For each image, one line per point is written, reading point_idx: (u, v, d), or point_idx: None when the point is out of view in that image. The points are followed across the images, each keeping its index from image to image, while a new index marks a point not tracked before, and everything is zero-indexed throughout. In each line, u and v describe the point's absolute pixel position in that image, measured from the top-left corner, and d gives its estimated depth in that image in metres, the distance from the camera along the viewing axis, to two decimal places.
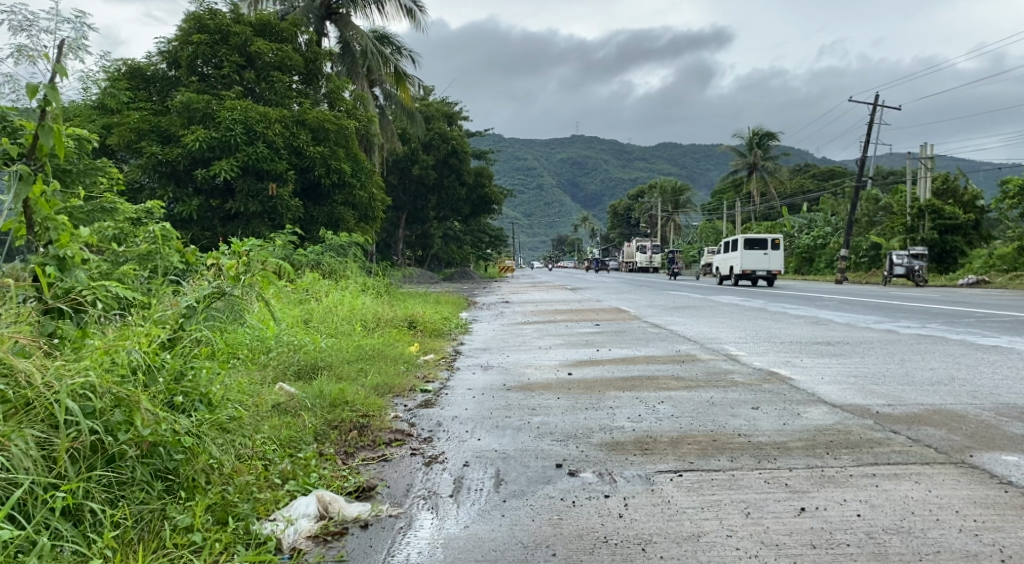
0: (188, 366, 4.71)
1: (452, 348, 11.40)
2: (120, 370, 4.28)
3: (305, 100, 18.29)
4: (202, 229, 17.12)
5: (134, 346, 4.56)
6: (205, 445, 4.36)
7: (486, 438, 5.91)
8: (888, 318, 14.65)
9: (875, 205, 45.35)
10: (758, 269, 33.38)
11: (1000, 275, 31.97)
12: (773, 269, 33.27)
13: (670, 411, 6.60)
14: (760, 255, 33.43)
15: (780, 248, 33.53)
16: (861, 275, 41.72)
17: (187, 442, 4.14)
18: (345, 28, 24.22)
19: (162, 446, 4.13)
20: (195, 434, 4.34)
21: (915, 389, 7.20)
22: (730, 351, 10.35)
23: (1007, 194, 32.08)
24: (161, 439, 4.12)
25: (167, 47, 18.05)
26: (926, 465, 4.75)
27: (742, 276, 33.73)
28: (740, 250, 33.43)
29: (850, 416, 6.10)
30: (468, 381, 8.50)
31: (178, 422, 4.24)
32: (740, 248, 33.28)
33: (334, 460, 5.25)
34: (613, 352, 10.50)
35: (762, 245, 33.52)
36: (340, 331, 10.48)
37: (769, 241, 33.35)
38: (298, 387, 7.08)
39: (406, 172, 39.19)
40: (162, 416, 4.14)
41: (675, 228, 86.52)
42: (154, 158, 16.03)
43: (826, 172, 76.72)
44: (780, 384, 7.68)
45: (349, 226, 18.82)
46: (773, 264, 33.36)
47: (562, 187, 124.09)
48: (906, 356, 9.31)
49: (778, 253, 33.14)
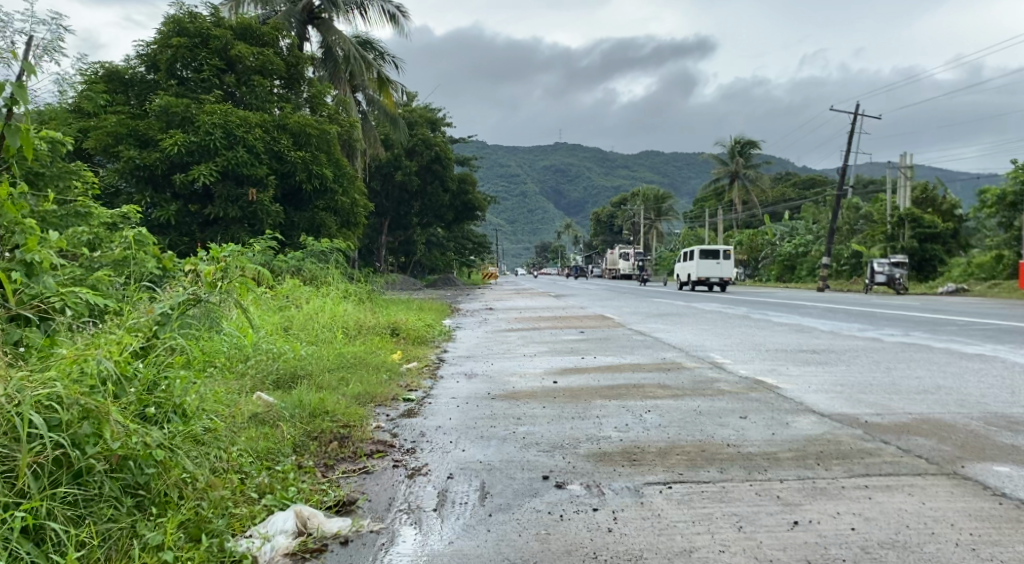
0: (160, 376, 4.55)
1: (435, 356, 11.23)
2: (88, 381, 4.11)
3: (287, 105, 18.13)
4: (180, 234, 16.89)
5: (104, 354, 4.39)
6: (178, 458, 4.21)
7: (471, 449, 5.78)
8: (871, 326, 14.64)
9: (855, 214, 45.56)
10: (712, 276, 36.73)
11: (978, 283, 32.16)
12: (724, 277, 36.68)
13: (657, 420, 6.50)
14: (713, 264, 36.84)
15: (731, 258, 36.96)
16: (842, 282, 41.90)
17: (159, 455, 3.99)
18: (327, 33, 24.08)
19: (132, 461, 3.97)
20: (168, 447, 4.19)
21: (902, 398, 7.13)
22: (715, 359, 10.29)
23: (985, 203, 32.33)
24: (131, 452, 3.96)
25: (146, 50, 17.85)
26: (918, 476, 4.67)
27: (697, 282, 37.16)
28: (696, 259, 36.78)
29: (839, 425, 6.02)
30: (452, 390, 8.37)
31: (149, 435, 4.09)
32: (696, 257, 36.49)
33: (313, 472, 5.12)
34: (599, 360, 10.40)
35: (715, 255, 36.94)
36: (320, 338, 10.32)
37: (722, 252, 36.81)
38: (276, 396, 6.93)
39: (389, 178, 39.02)
40: (133, 428, 3.98)
41: (657, 235, 86.72)
42: (131, 162, 15.85)
43: (806, 181, 77.19)
44: (767, 393, 7.60)
45: (330, 232, 18.68)
46: (724, 272, 36.81)
47: (545, 194, 124.22)
48: (892, 365, 9.27)
49: (728, 262, 36.61)
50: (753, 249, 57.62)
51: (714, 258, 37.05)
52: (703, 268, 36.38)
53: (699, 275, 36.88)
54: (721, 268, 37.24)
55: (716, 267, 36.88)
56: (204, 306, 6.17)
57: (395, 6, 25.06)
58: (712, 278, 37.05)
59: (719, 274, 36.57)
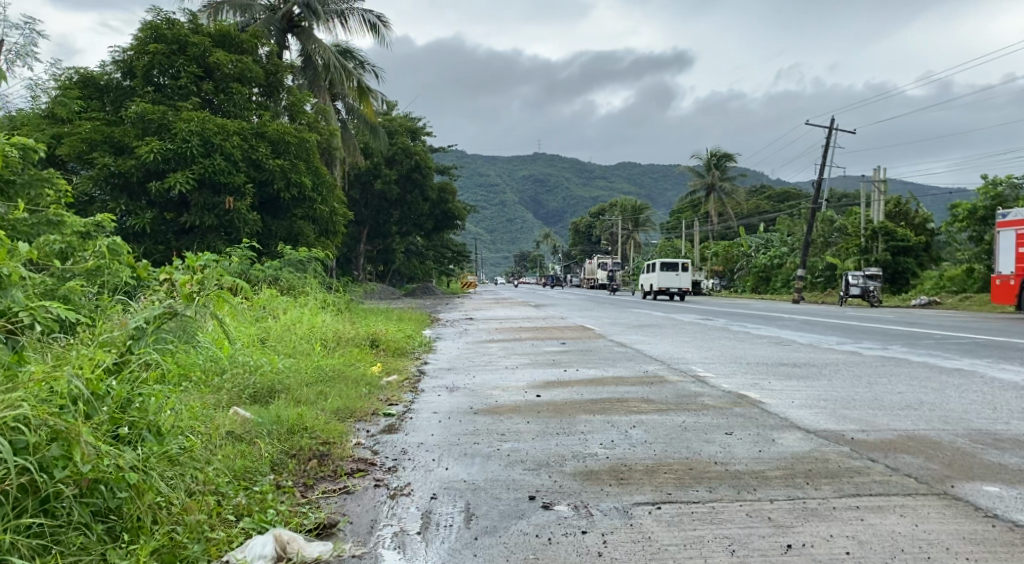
0: (135, 394, 4.42)
1: (416, 369, 11.07)
2: (58, 400, 3.96)
3: (265, 113, 17.94)
4: (155, 242, 16.65)
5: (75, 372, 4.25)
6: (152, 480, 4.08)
7: (454, 467, 5.68)
8: (849, 339, 14.65)
9: (830, 226, 45.87)
10: (672, 287, 39.89)
11: (951, 296, 32.42)
12: (683, 287, 40.18)
13: (643, 436, 6.41)
14: (673, 276, 39.99)
15: (690, 271, 40.15)
16: (818, 294, 42.15)
17: (131, 479, 3.85)
18: (307, 41, 23.91)
19: (104, 484, 3.84)
20: (142, 469, 4.06)
21: (887, 414, 7.08)
22: (697, 372, 10.21)
23: (957, 218, 32.66)
24: (103, 475, 3.83)
25: (122, 56, 17.62)
26: (909, 496, 4.59)
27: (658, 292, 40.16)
28: (657, 271, 39.93)
29: (826, 442, 5.94)
30: (433, 404, 8.24)
31: (122, 457, 3.95)
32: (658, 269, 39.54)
33: (293, 493, 5.00)
34: (581, 373, 10.30)
35: (675, 268, 40.14)
36: (298, 351, 10.15)
37: (681, 265, 39.92)
38: (254, 412, 6.78)
39: (368, 187, 38.84)
40: (105, 451, 3.84)
41: (635, 246, 87.01)
42: (106, 169, 15.63)
43: (781, 193, 77.77)
44: (751, 408, 7.52)
45: (308, 241, 18.50)
46: (683, 283, 40.26)
47: (524, 204, 124.36)
48: (873, 379, 9.24)
49: (687, 275, 40.01)
50: (730, 261, 57.89)
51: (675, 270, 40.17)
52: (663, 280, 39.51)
53: (660, 285, 40.05)
54: (680, 279, 40.39)
55: (675, 278, 40.36)
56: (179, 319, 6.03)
57: (376, 15, 24.94)
58: (672, 288, 40.55)
59: (678, 285, 39.76)
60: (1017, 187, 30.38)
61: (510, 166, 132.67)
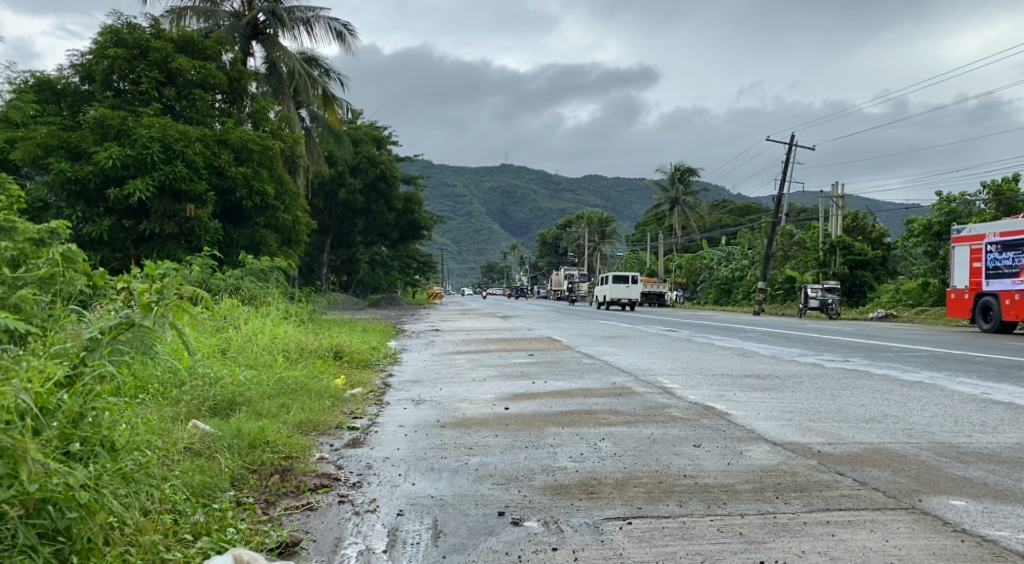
0: (89, 407, 4.32)
1: (381, 381, 10.92)
2: (5, 415, 3.81)
3: (228, 119, 17.68)
4: (112, 250, 16.38)
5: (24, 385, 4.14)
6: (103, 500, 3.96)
7: (421, 482, 5.59)
8: (812, 352, 14.75)
9: (790, 240, 46.38)
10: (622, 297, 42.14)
11: (907, 309, 32.92)
12: (632, 298, 42.37)
13: (612, 449, 6.38)
14: (623, 287, 42.27)
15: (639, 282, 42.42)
16: (778, 306, 42.57)
17: (83, 498, 3.72)
18: (271, 48, 23.69)
19: (52, 504, 3.72)
20: (94, 488, 3.93)
21: (852, 426, 7.08)
22: (664, 384, 10.20)
23: (913, 233, 33.20)
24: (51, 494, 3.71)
25: (81, 60, 17.31)
26: (878, 511, 4.58)
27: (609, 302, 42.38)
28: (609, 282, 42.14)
29: (794, 455, 5.93)
30: (399, 418, 8.11)
31: (73, 475, 3.82)
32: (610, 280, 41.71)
33: (253, 510, 4.89)
34: (548, 385, 10.24)
35: (626, 280, 42.38)
36: (260, 362, 9.97)
37: (632, 277, 42.15)
38: (214, 424, 6.64)
39: (332, 195, 38.57)
40: (54, 468, 3.71)
41: (600, 257, 87.40)
42: (61, 175, 15.35)
43: (743, 207, 78.65)
44: (718, 420, 7.52)
45: (270, 250, 18.28)
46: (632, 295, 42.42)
47: (489, 215, 124.47)
48: (837, 392, 9.28)
49: (636, 287, 42.16)
50: (693, 273, 58.34)
51: (625, 282, 42.42)
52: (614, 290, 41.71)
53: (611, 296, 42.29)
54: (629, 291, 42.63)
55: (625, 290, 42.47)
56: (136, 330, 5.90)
57: (342, 23, 24.78)
58: (622, 299, 42.64)
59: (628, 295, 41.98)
60: (971, 203, 31.00)
61: (475, 177, 132.69)
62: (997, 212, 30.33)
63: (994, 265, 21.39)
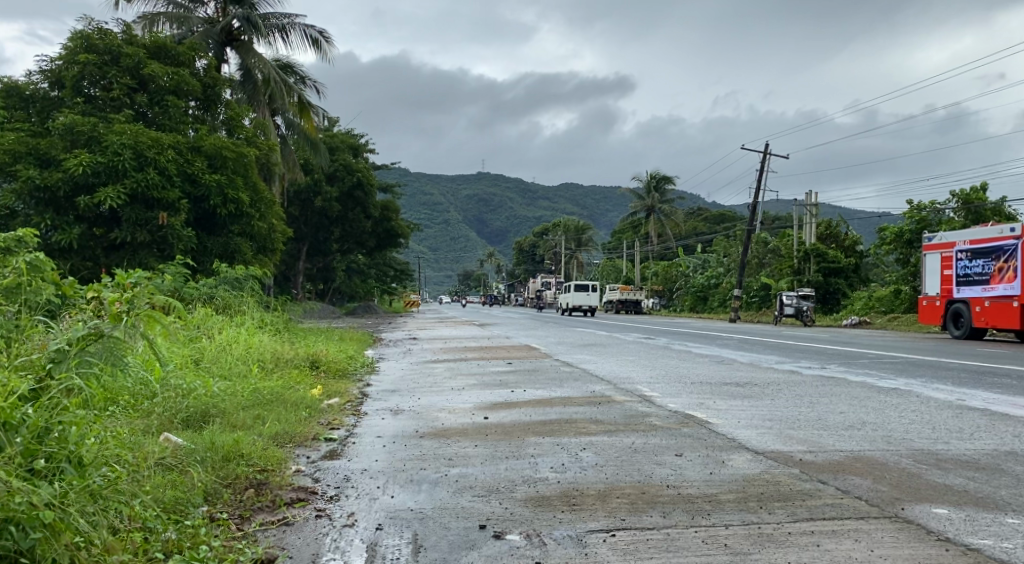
0: (54, 422, 4.37)
1: (359, 391, 10.80)
2: None
3: (201, 126, 17.50)
4: (83, 259, 16.15)
5: None
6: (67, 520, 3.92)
7: (400, 494, 5.51)
8: (789, 359, 14.81)
9: (765, 248, 46.68)
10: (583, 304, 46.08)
11: (880, 316, 33.22)
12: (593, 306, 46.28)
13: (594, 459, 6.33)
14: (585, 295, 46.25)
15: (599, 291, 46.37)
16: (753, 314, 42.80)
17: (47, 518, 3.69)
18: (246, 55, 23.54)
19: (14, 524, 3.70)
20: (58, 507, 3.89)
21: (832, 434, 7.07)
22: (644, 393, 10.17)
23: (884, 241, 33.54)
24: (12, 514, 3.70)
25: (50, 66, 17.09)
26: (862, 520, 4.56)
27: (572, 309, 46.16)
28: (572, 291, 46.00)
29: (776, 464, 5.90)
30: (377, 428, 8.02)
31: (36, 494, 3.80)
32: (572, 289, 45.46)
33: (227, 527, 4.82)
34: (528, 394, 10.18)
35: (587, 289, 46.32)
36: (234, 373, 9.81)
37: (592, 286, 46.12)
38: (186, 437, 6.54)
39: (308, 204, 38.36)
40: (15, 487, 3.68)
41: (576, 265, 87.60)
42: (29, 182, 15.11)
43: (718, 216, 79.17)
44: (698, 428, 7.49)
45: (245, 258, 18.09)
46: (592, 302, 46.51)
47: (466, 223, 124.42)
48: (815, 399, 9.29)
49: (596, 295, 46.07)
50: (669, 280, 58.59)
51: (586, 291, 46.42)
52: (576, 298, 45.61)
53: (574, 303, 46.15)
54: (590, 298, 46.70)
55: (586, 298, 46.45)
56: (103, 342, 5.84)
57: (318, 30, 24.66)
58: (584, 306, 46.53)
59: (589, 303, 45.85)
60: (940, 211, 31.41)
61: (452, 184, 132.52)
62: (966, 221, 30.74)
63: (964, 272, 21.57)
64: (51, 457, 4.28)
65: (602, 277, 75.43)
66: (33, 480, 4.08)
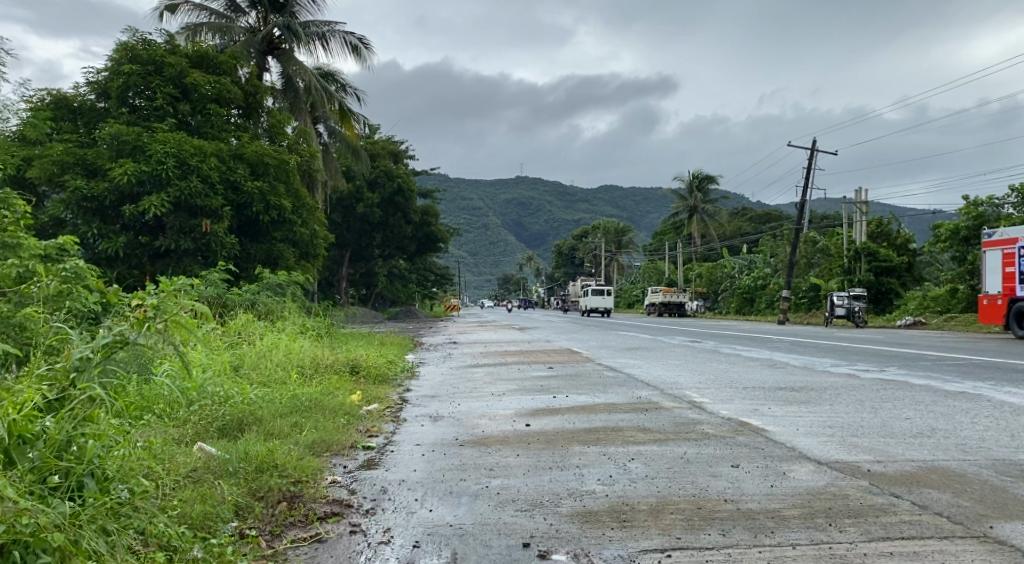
0: (72, 435, 4.20)
1: (398, 396, 10.53)
2: None
3: (243, 134, 17.47)
4: (129, 267, 16.18)
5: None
6: (81, 543, 3.71)
7: (439, 508, 5.19)
8: (844, 362, 14.23)
9: (813, 248, 45.71)
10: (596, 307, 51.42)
11: (935, 316, 32.24)
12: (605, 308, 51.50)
13: (643, 470, 5.97)
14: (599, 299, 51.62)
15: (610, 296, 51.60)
16: (801, 315, 41.92)
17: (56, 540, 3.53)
18: (287, 63, 23.56)
19: (24, 548, 3.52)
20: (70, 529, 3.72)
21: (899, 442, 6.61)
22: (693, 399, 9.74)
23: (939, 238, 32.56)
24: (19, 537, 3.52)
25: (96, 77, 17.19)
26: (945, 541, 4.14)
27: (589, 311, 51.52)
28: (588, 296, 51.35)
29: (842, 475, 5.46)
30: (417, 436, 7.73)
31: (46, 515, 3.66)
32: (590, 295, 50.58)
33: (256, 544, 4.56)
34: (571, 400, 9.82)
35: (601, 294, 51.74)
36: (273, 379, 9.61)
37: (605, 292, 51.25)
38: (220, 447, 6.31)
39: (350, 210, 38.41)
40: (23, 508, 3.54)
41: (618, 268, 86.98)
42: (77, 193, 15.14)
43: (763, 215, 77.99)
44: (754, 437, 7.08)
45: (287, 264, 18.00)
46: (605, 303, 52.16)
47: (507, 227, 124.33)
48: (877, 404, 8.79)
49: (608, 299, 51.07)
50: (714, 282, 57.64)
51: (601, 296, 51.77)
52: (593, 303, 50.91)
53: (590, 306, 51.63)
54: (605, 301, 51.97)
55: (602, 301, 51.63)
56: (132, 348, 5.66)
57: (357, 37, 24.59)
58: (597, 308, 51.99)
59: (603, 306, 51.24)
60: (998, 207, 30.22)
61: (492, 189, 132.39)
62: None
63: None
64: (69, 472, 4.06)
65: (643, 279, 74.63)
66: (46, 498, 3.86)
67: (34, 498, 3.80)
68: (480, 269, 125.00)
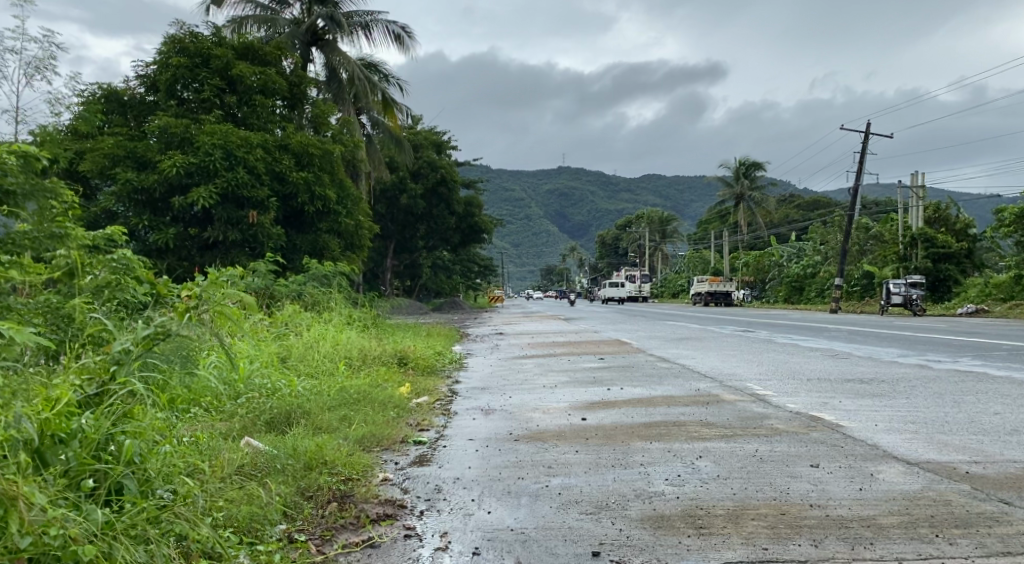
0: (110, 434, 3.91)
1: (447, 389, 10.20)
2: None
3: (289, 125, 17.30)
4: (178, 258, 16.14)
5: (28, 413, 3.71)
6: (115, 555, 3.42)
7: (498, 510, 4.83)
8: (912, 352, 13.52)
9: (867, 234, 44.60)
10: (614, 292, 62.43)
11: (998, 304, 31.11)
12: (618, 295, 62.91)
13: (714, 470, 5.53)
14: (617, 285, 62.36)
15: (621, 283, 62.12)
16: (855, 303, 40.88)
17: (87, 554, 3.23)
18: (331, 54, 23.40)
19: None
20: (102, 540, 3.43)
21: (994, 441, 6.12)
22: (756, 391, 9.26)
23: (1002, 222, 31.40)
24: (48, 550, 3.24)
25: (146, 71, 17.13)
26: None
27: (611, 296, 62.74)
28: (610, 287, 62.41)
29: (938, 478, 5.01)
30: (469, 430, 7.40)
31: (79, 525, 3.38)
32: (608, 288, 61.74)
33: (305, 549, 4.23)
34: (626, 392, 9.41)
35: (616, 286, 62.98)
36: (321, 371, 9.35)
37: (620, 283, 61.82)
38: (268, 442, 6.03)
39: (394, 202, 38.20)
40: (53, 517, 3.27)
41: (662, 257, 86.37)
42: (128, 185, 15.12)
43: (811, 202, 76.55)
44: (830, 434, 6.62)
45: (333, 255, 17.85)
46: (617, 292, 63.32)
47: (549, 218, 123.89)
48: (959, 398, 8.26)
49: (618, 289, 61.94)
50: (762, 271, 56.60)
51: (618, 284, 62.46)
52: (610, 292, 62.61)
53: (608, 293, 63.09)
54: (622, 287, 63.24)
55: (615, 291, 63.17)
56: (177, 337, 5.38)
57: (400, 26, 24.32)
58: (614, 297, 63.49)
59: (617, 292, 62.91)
60: None
61: (534, 179, 131.80)
62: None
63: None
64: (107, 474, 3.77)
65: (688, 268, 73.61)
66: (80, 505, 3.57)
67: (64, 509, 3.53)
68: (522, 259, 124.77)
